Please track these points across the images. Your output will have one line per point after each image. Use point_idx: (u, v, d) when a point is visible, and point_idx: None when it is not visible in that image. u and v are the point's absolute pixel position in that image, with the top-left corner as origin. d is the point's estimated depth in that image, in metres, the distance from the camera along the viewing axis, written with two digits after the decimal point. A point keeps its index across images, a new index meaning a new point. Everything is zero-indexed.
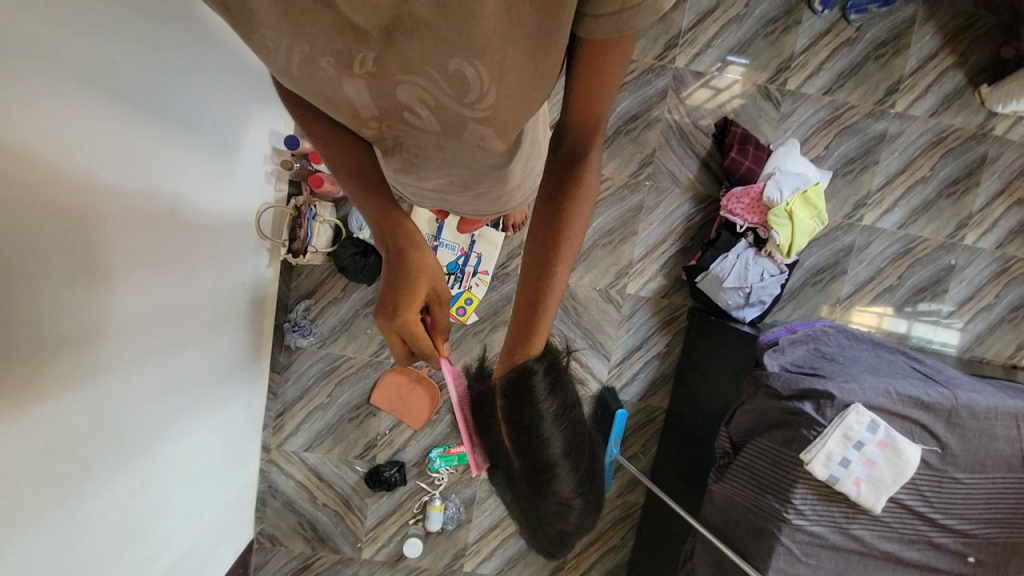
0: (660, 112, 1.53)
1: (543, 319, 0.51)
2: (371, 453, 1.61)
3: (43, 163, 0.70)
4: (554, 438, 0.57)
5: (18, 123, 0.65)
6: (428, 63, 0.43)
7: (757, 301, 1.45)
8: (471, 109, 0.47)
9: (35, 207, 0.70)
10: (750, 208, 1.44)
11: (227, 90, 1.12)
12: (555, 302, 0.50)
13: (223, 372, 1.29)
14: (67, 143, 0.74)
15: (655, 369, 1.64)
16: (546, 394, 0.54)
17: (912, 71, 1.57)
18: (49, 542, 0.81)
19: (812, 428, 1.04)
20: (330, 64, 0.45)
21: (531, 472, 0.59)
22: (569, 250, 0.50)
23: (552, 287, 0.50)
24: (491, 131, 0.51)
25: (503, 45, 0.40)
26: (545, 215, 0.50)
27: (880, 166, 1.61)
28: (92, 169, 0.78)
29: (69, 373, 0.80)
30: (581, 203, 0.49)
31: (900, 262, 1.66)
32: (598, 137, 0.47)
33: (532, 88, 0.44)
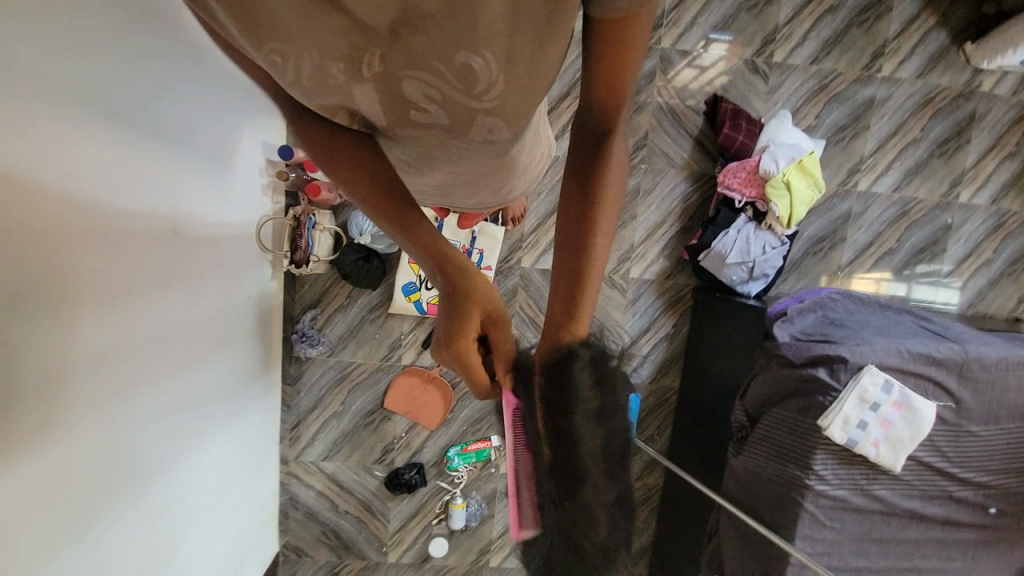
0: (650, 94, 1.53)
1: (586, 291, 0.50)
2: (389, 457, 1.61)
3: (40, 188, 0.69)
4: (589, 440, 0.44)
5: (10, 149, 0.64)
6: (433, 60, 0.43)
7: (761, 274, 1.46)
8: (479, 101, 0.47)
9: (36, 232, 0.69)
10: (747, 182, 1.45)
11: (218, 105, 1.11)
12: (594, 275, 0.51)
13: (236, 388, 1.29)
14: (65, 169, 0.73)
15: (664, 350, 1.64)
16: (591, 384, 0.44)
17: (896, 34, 1.57)
18: (81, 567, 0.82)
19: (828, 394, 1.05)
20: (340, 71, 0.45)
21: (563, 480, 0.45)
22: (604, 225, 0.50)
23: (590, 265, 0.51)
24: (499, 121, 0.51)
25: (511, 34, 0.40)
26: (576, 200, 0.51)
27: (871, 131, 1.61)
28: (89, 192, 0.78)
29: (84, 400, 0.80)
30: (611, 184, 0.51)
31: (897, 224, 1.67)
32: (621, 115, 0.48)
33: (538, 74, 0.45)
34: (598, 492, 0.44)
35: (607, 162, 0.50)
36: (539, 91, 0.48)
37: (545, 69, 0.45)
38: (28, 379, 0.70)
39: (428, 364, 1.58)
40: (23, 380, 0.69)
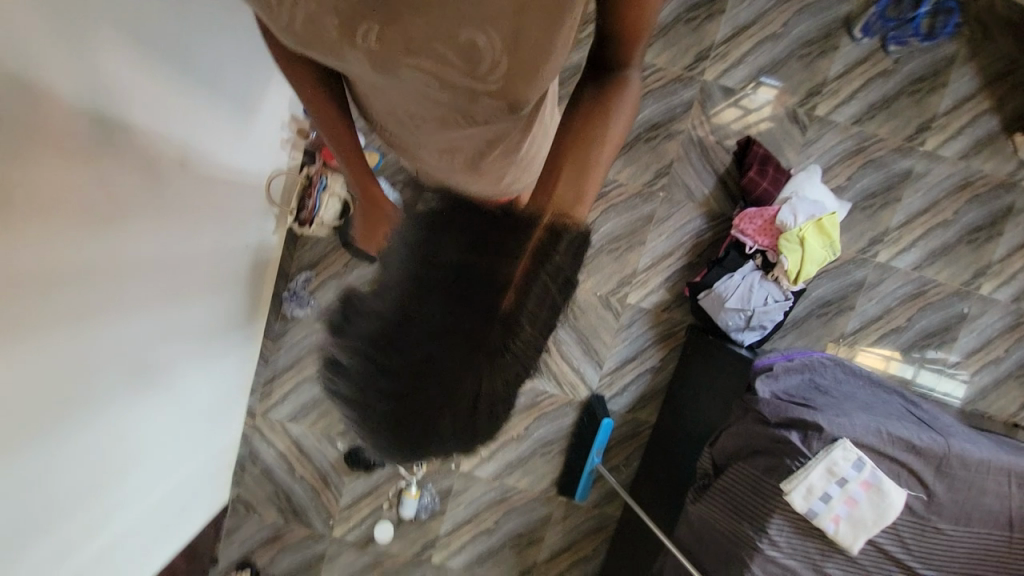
0: (683, 125, 1.50)
1: (590, 182, 0.47)
2: (353, 431, 1.61)
3: (55, 95, 0.70)
4: (551, 310, 0.39)
5: (39, 52, 0.66)
6: (436, 36, 0.43)
7: (758, 325, 1.43)
8: (483, 84, 0.46)
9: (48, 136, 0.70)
10: (762, 230, 1.42)
11: (250, 55, 1.13)
12: (597, 172, 0.49)
13: (218, 331, 1.30)
14: (87, 83, 0.75)
15: (646, 383, 1.61)
16: (574, 264, 0.39)
17: (946, 110, 1.53)
18: (35, 473, 0.83)
19: (796, 459, 1.02)
20: (334, 28, 0.44)
21: (501, 339, 0.39)
22: (614, 130, 0.51)
23: (596, 160, 0.49)
24: (504, 113, 0.50)
25: (517, 14, 0.41)
26: (589, 107, 0.51)
27: (901, 204, 1.57)
28: (107, 106, 0.79)
29: (64, 315, 0.81)
30: (622, 105, 0.52)
31: (910, 303, 1.61)
32: (637, 49, 0.50)
33: (545, 62, 0.44)
34: (526, 350, 0.42)
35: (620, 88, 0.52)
36: (544, 83, 0.47)
37: (550, 62, 0.44)
38: (15, 280, 0.70)
39: None
40: (8, 282, 0.69)
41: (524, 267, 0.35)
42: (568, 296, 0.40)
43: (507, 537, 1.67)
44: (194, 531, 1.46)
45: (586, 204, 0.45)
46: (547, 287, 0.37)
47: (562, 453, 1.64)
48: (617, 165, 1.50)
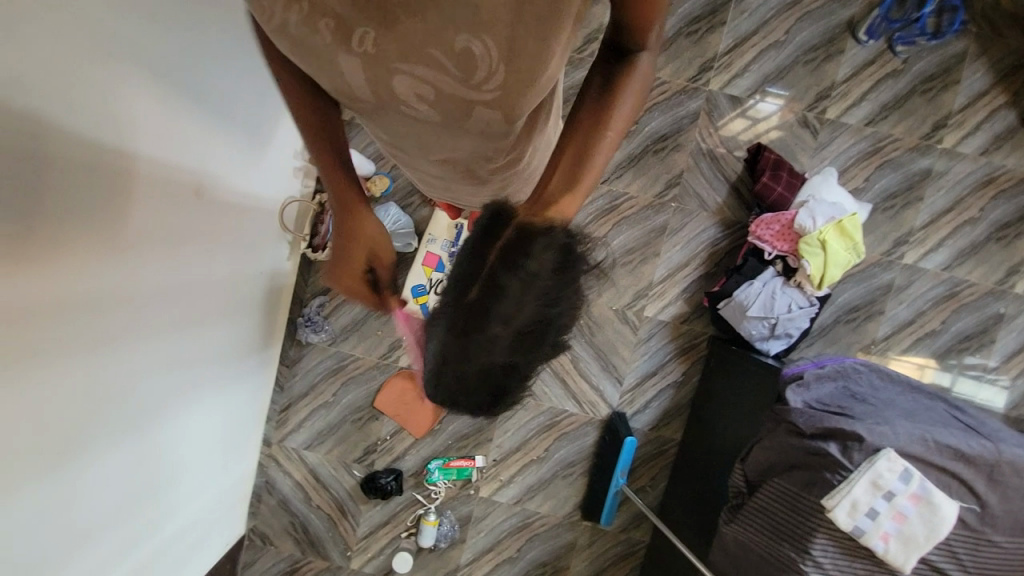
0: (691, 135, 1.49)
1: (584, 178, 0.51)
2: (369, 458, 1.58)
3: (69, 126, 0.72)
4: (521, 306, 0.43)
5: (55, 84, 0.68)
6: (432, 43, 0.43)
7: (783, 333, 1.38)
8: (477, 93, 0.46)
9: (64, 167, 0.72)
10: (781, 235, 1.38)
11: (263, 85, 1.17)
12: (595, 168, 0.51)
13: (233, 357, 1.30)
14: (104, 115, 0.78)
15: (669, 399, 1.56)
16: (549, 270, 0.43)
17: (962, 106, 1.49)
18: (51, 501, 0.82)
19: (836, 472, 0.96)
20: (329, 30, 0.44)
21: (473, 319, 0.45)
22: (620, 122, 0.52)
23: (596, 155, 0.51)
24: (498, 120, 0.50)
25: (514, 21, 0.40)
26: (595, 93, 0.52)
27: (924, 203, 1.52)
28: (121, 136, 0.81)
29: (80, 340, 0.81)
30: (632, 88, 0.52)
31: (943, 305, 1.54)
32: (647, 35, 0.50)
33: (541, 68, 0.44)
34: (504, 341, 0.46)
35: (630, 72, 0.52)
36: (539, 92, 0.47)
37: (545, 71, 0.44)
38: (26, 310, 0.70)
39: None
40: (19, 312, 0.69)
41: (499, 259, 0.43)
42: (542, 302, 0.44)
43: (531, 567, 1.59)
44: (209, 564, 1.43)
45: (577, 199, 0.50)
46: (515, 280, 0.43)
47: (585, 475, 1.58)
48: (626, 178, 1.49)
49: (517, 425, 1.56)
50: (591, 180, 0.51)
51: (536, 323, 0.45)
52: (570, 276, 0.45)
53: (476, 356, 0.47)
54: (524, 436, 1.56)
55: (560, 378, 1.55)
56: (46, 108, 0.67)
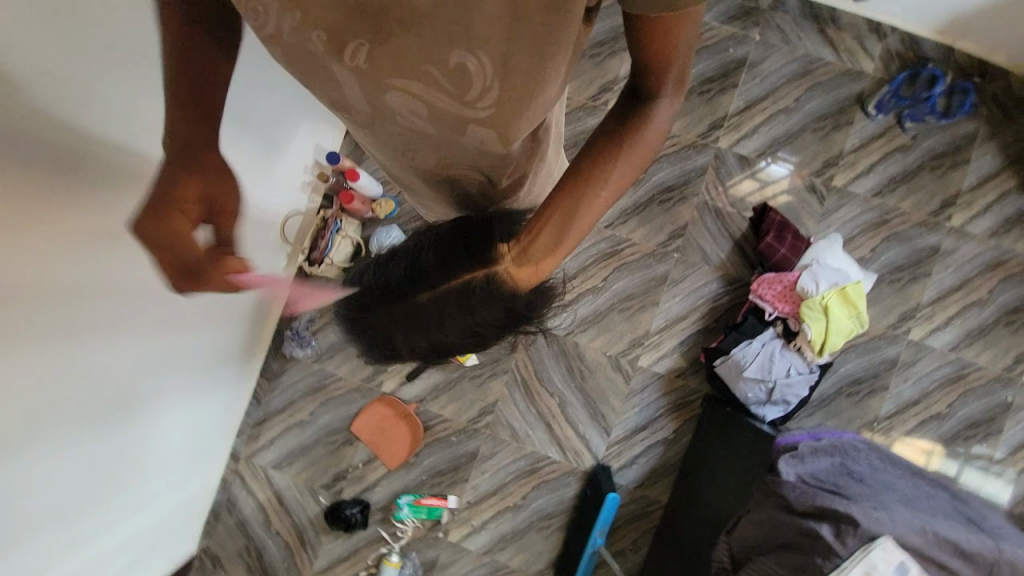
0: (698, 188, 1.50)
1: (572, 231, 0.53)
2: (337, 485, 1.50)
3: (72, 113, 0.74)
4: (460, 309, 0.58)
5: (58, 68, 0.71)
6: (426, 57, 0.41)
7: (780, 399, 1.34)
8: (472, 109, 0.45)
9: (63, 153, 0.73)
10: (782, 296, 1.36)
11: (285, 100, 1.20)
12: (586, 221, 0.53)
13: (211, 364, 1.27)
14: (110, 107, 0.80)
15: (657, 456, 1.47)
16: (491, 297, 0.56)
17: (970, 187, 1.49)
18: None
19: (828, 558, 0.88)
20: (322, 42, 0.43)
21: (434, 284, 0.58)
22: (621, 177, 0.53)
23: (589, 208, 0.53)
24: (493, 136, 0.50)
25: (508, 39, 0.40)
26: (605, 142, 0.53)
27: (931, 280, 1.49)
28: (127, 130, 0.84)
29: (48, 328, 0.79)
30: (644, 142, 0.53)
31: (949, 387, 1.48)
32: (668, 79, 0.49)
33: (537, 85, 0.43)
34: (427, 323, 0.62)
35: (645, 124, 0.52)
36: (535, 110, 0.47)
37: (542, 85, 0.44)
38: (2, 289, 0.70)
39: (407, 398, 1.50)
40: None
41: (485, 271, 0.57)
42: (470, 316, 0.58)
43: None
44: None
45: (560, 252, 0.54)
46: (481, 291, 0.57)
47: (562, 530, 1.48)
48: (630, 224, 1.49)
49: (496, 467, 1.49)
50: (581, 235, 0.55)
51: (453, 328, 0.60)
52: (498, 321, 0.59)
53: (417, 313, 0.62)
54: (502, 480, 1.48)
55: (546, 422, 1.49)
56: (47, 92, 0.70)
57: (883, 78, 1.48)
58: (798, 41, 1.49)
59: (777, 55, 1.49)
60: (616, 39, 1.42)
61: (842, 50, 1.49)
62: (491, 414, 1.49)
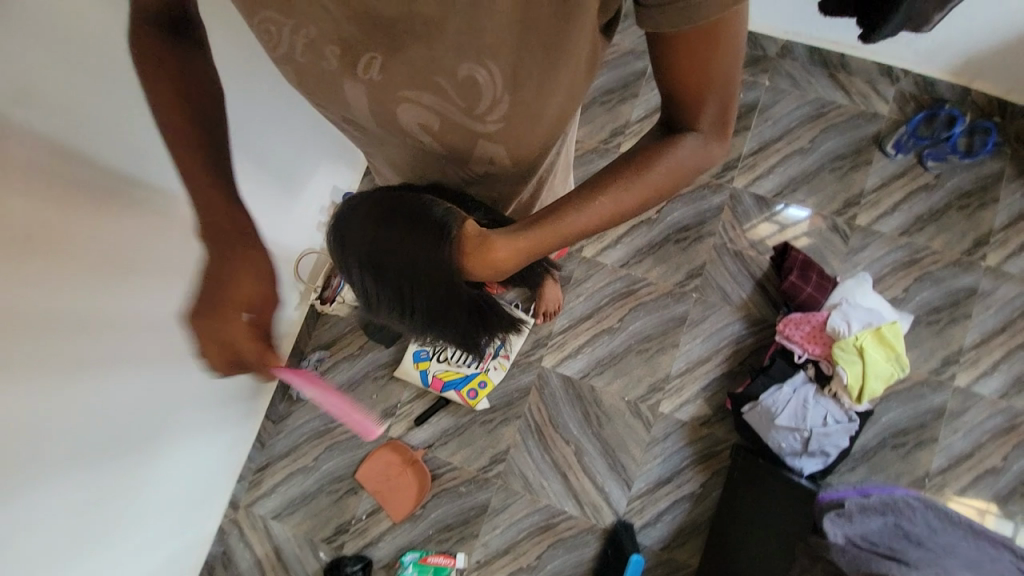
0: (714, 227, 1.47)
1: (547, 234, 0.52)
2: (339, 539, 1.41)
3: (94, 154, 0.80)
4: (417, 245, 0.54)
5: (68, 105, 0.76)
6: (435, 70, 0.41)
7: (818, 451, 1.24)
8: (482, 122, 0.46)
9: (83, 189, 0.79)
10: (811, 337, 1.28)
11: (306, 142, 1.25)
12: (565, 231, 0.51)
13: (217, 403, 1.24)
14: (120, 143, 0.84)
15: (684, 513, 1.35)
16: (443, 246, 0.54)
17: (1003, 225, 1.43)
18: None
19: None
20: (334, 56, 0.43)
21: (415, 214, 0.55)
22: (619, 198, 0.50)
23: (573, 218, 0.51)
24: (501, 149, 0.50)
25: (519, 49, 0.39)
26: (616, 167, 0.51)
27: (972, 321, 1.40)
28: (139, 166, 0.87)
29: (36, 358, 0.79)
30: (664, 170, 0.48)
31: (1005, 439, 1.34)
32: (704, 110, 0.45)
33: (546, 96, 0.44)
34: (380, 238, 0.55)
35: (670, 151, 0.48)
36: (544, 123, 0.48)
37: (553, 95, 0.44)
38: None
39: (415, 443, 1.43)
40: None
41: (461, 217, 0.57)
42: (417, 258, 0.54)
43: None
44: None
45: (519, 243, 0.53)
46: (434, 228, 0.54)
47: None
48: (646, 263, 1.46)
49: (509, 522, 1.38)
50: (559, 236, 0.51)
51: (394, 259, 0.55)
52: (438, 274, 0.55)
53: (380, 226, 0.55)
54: (515, 537, 1.37)
55: (561, 472, 1.39)
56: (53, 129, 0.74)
57: (898, 119, 1.48)
58: (808, 85, 1.51)
59: (788, 100, 1.51)
60: (627, 86, 1.46)
61: (854, 93, 1.50)
62: (503, 463, 1.40)
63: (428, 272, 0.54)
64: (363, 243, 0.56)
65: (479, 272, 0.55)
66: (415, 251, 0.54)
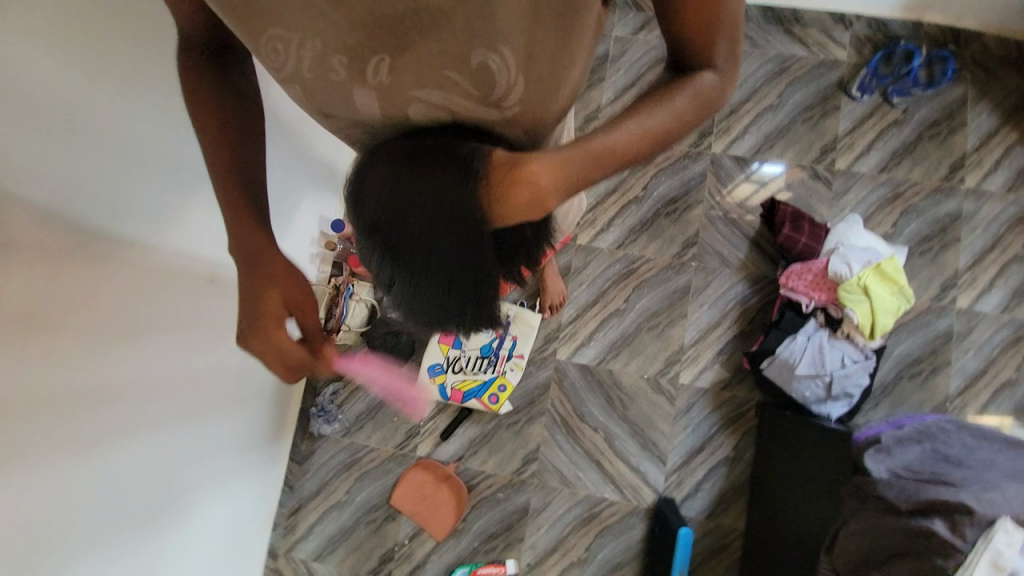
0: (701, 195, 1.49)
1: (585, 154, 0.48)
2: (385, 568, 1.39)
3: (87, 218, 0.77)
4: (436, 197, 0.46)
5: (61, 175, 0.73)
6: (446, 65, 0.41)
7: (841, 394, 1.25)
8: (498, 110, 0.47)
9: (75, 255, 0.76)
10: (815, 285, 1.30)
11: (288, 174, 1.22)
12: (602, 150, 0.49)
13: (239, 453, 1.21)
14: (111, 203, 0.80)
15: (722, 478, 1.36)
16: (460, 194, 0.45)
17: (975, 147, 1.47)
18: None
19: (949, 557, 0.79)
20: (342, 66, 0.42)
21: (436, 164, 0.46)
22: (650, 119, 0.50)
23: (610, 137, 0.49)
24: (517, 134, 0.51)
25: (531, 27, 0.40)
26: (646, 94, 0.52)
27: (962, 243, 1.43)
28: (133, 224, 0.85)
29: (49, 441, 0.77)
30: (688, 95, 0.50)
31: (1013, 352, 1.38)
32: (709, 50, 0.49)
33: (560, 68, 0.45)
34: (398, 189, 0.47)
35: (690, 81, 0.50)
36: (560, 93, 0.50)
37: (566, 62, 0.45)
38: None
39: (445, 458, 1.42)
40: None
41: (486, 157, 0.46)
42: (433, 214, 0.46)
43: None
44: None
45: (555, 163, 0.47)
46: (454, 176, 0.45)
47: None
48: (641, 241, 1.46)
49: (552, 520, 1.37)
50: (597, 156, 0.49)
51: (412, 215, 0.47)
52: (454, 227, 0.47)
53: (405, 177, 0.46)
54: (561, 533, 1.37)
55: (595, 460, 1.39)
56: (42, 197, 0.71)
57: (858, 62, 1.52)
58: (766, 43, 1.54)
59: (750, 60, 1.54)
60: (593, 72, 1.47)
61: (812, 44, 1.53)
62: (536, 462, 1.40)
63: (443, 223, 0.47)
64: (382, 192, 0.47)
65: (508, 209, 0.47)
66: (432, 199, 0.46)
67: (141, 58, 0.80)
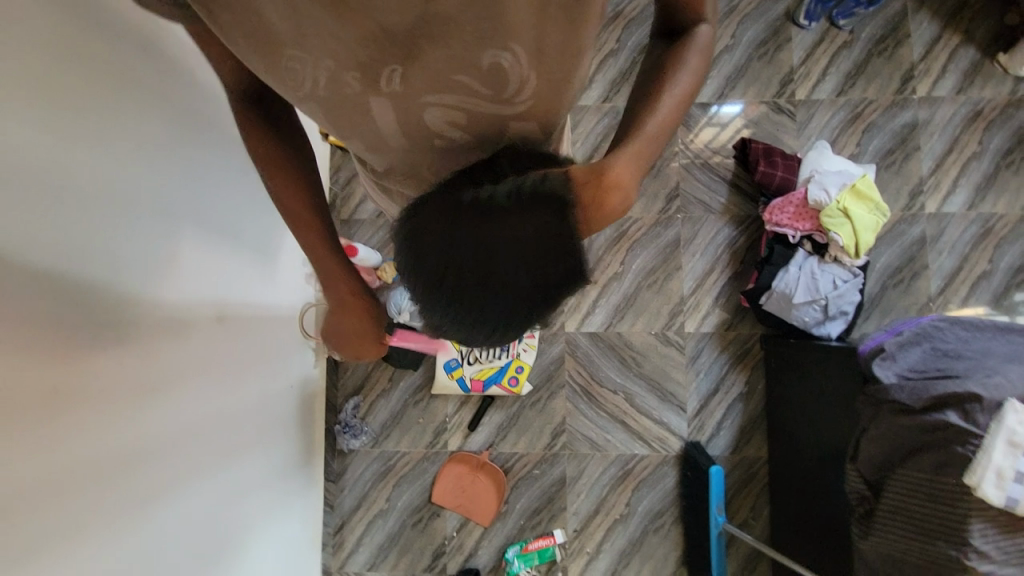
0: (675, 147, 1.51)
1: (647, 139, 0.52)
2: (440, 563, 1.43)
3: (104, 284, 0.74)
4: (536, 218, 0.44)
5: (74, 243, 0.70)
6: (458, 69, 0.43)
7: (838, 312, 1.32)
8: (511, 104, 0.48)
9: (101, 321, 0.74)
10: (798, 216, 1.36)
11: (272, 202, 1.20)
12: (657, 130, 0.53)
13: (276, 484, 1.21)
14: (123, 261, 0.77)
15: (741, 412, 1.44)
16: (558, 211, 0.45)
17: (921, 56, 1.53)
18: None
19: (968, 443, 0.87)
20: (354, 81, 0.44)
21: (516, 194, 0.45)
22: (678, 85, 0.54)
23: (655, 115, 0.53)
24: (532, 126, 0.52)
25: (539, 25, 0.41)
26: (656, 65, 0.56)
27: (923, 150, 1.51)
28: (145, 280, 0.82)
29: (107, 513, 0.76)
30: (696, 51, 0.55)
31: (983, 244, 1.47)
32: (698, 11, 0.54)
33: (571, 64, 0.45)
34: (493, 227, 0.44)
35: (692, 39, 0.55)
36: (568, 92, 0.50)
37: (575, 58, 0.45)
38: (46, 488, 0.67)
39: (476, 448, 1.45)
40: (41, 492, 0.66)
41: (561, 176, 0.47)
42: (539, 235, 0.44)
43: None
44: None
45: (627, 157, 0.51)
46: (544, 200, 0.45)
47: (678, 523, 1.41)
48: None
49: (590, 484, 1.43)
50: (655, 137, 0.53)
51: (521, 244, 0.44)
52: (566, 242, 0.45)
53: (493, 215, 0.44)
54: (601, 494, 1.42)
55: (621, 421, 1.44)
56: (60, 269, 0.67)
57: None
58: None
59: None
60: None
61: None
62: (564, 434, 1.44)
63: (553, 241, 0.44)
64: (475, 237, 0.44)
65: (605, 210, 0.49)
66: (532, 224, 0.44)
67: (113, 103, 0.75)
